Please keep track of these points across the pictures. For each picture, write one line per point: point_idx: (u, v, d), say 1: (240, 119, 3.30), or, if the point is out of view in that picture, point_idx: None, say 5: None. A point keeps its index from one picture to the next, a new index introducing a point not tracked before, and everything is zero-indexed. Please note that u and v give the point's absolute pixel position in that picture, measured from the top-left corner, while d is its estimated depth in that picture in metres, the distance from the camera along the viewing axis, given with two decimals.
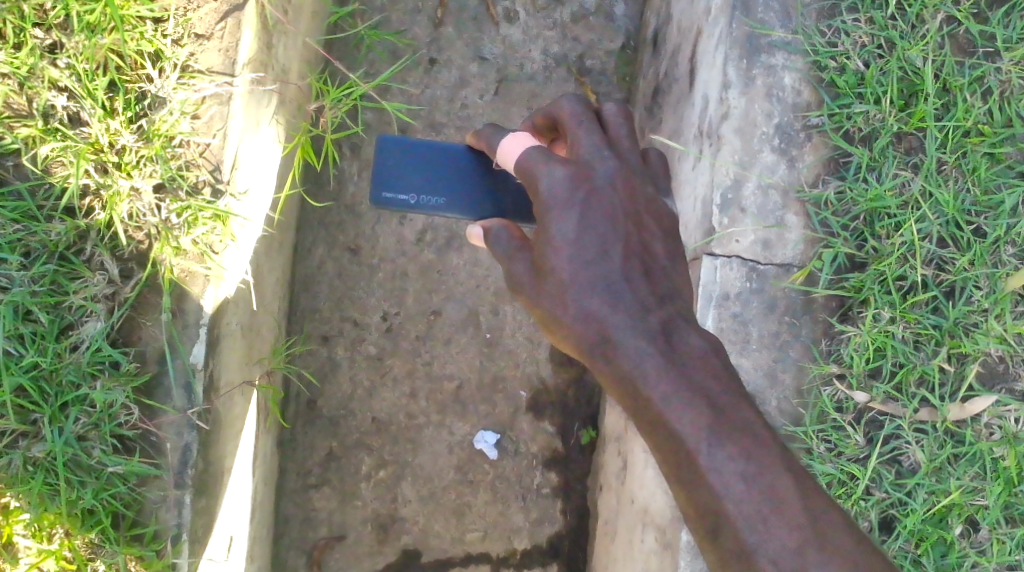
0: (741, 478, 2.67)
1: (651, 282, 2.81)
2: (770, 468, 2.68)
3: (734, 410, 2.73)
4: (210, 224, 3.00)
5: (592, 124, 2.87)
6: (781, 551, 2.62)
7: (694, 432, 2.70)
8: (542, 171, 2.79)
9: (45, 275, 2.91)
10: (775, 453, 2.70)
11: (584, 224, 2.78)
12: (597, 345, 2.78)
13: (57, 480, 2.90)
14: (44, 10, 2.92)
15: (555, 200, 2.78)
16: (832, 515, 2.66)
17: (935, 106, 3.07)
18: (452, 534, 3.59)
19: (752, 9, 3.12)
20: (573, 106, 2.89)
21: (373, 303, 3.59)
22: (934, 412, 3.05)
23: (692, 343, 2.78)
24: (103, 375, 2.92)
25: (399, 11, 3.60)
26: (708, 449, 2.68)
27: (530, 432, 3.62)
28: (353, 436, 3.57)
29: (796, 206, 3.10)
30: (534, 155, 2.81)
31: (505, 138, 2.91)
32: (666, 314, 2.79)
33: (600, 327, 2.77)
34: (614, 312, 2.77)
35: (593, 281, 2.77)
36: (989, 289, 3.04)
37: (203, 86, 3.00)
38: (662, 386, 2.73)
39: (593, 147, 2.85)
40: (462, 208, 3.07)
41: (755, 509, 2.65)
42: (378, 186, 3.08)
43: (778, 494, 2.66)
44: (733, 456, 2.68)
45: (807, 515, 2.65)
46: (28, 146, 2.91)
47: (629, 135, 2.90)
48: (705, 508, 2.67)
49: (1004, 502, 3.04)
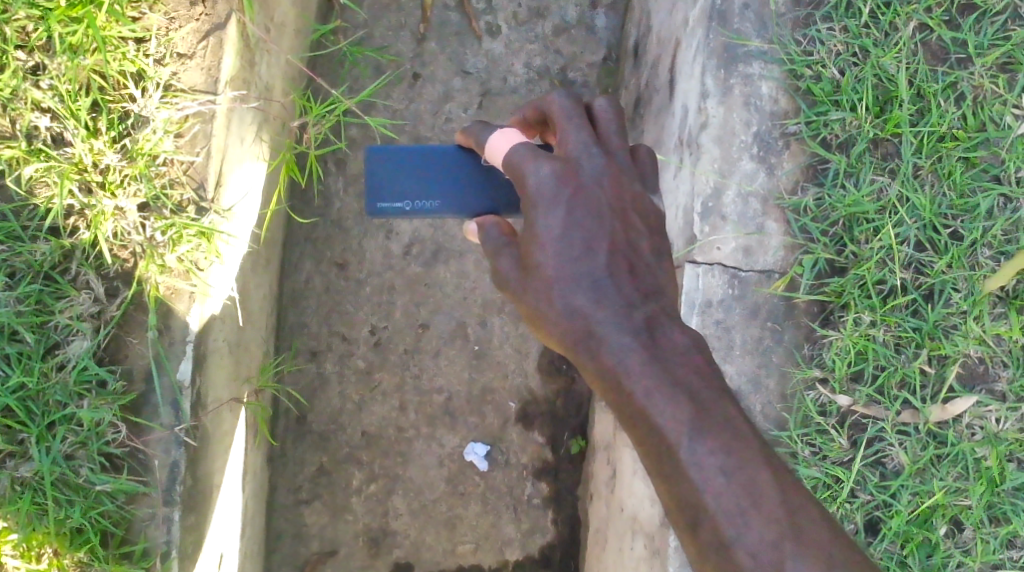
0: (720, 472, 2.66)
1: (636, 280, 2.81)
2: (750, 462, 2.67)
3: (716, 406, 2.72)
4: (194, 241, 3.02)
5: (582, 120, 2.87)
6: (758, 543, 2.62)
7: (675, 427, 2.69)
8: (530, 167, 2.81)
9: (31, 295, 2.94)
10: (756, 448, 2.69)
11: (570, 221, 2.79)
12: (581, 340, 2.78)
13: (44, 499, 2.93)
14: (26, 32, 2.96)
15: (543, 198, 2.79)
16: (809, 509, 2.67)
17: (910, 112, 3.10)
18: (444, 547, 3.61)
19: (729, 19, 3.15)
20: (561, 101, 2.89)
21: (361, 318, 3.61)
22: (916, 414, 3.08)
23: (676, 340, 2.77)
24: (90, 394, 2.95)
25: (382, 27, 3.63)
26: (689, 443, 2.68)
27: (520, 442, 3.64)
28: (343, 450, 3.59)
29: (776, 212, 3.13)
30: (522, 151, 2.83)
31: (493, 134, 2.93)
32: (650, 311, 2.79)
33: (585, 322, 2.77)
34: (599, 307, 2.78)
35: (578, 277, 2.78)
36: (967, 291, 3.07)
37: (186, 105, 3.02)
38: (645, 381, 2.73)
39: (582, 144, 2.85)
40: (458, 205, 3.09)
41: (734, 502, 2.65)
42: (372, 198, 3.12)
43: (757, 488, 2.66)
44: (714, 451, 2.67)
45: (785, 509, 2.65)
46: (12, 167, 2.94)
47: (618, 131, 2.90)
48: (686, 502, 2.67)
49: (988, 502, 3.07)
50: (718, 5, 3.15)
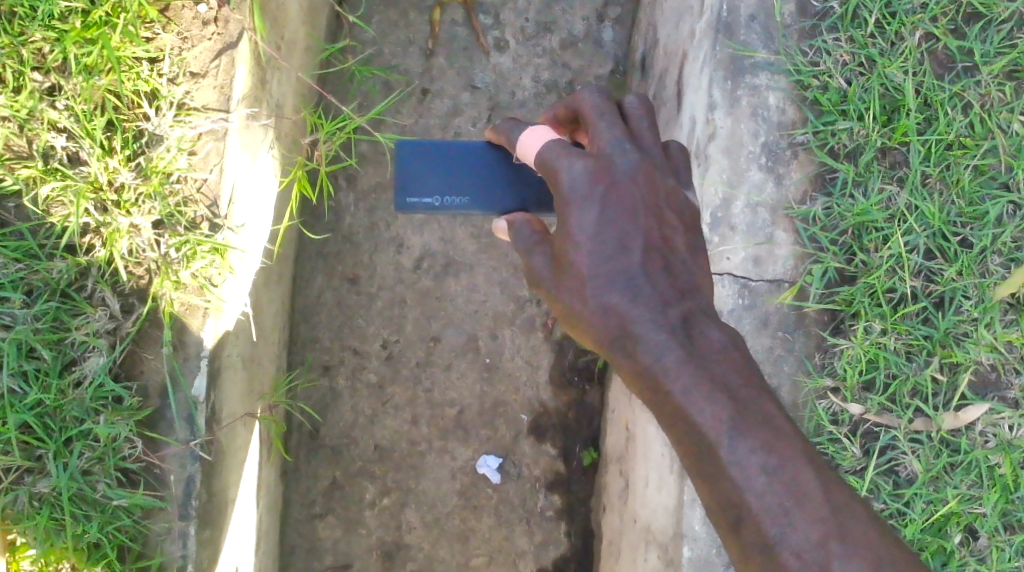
0: (762, 471, 2.66)
1: (672, 277, 2.81)
2: (792, 461, 2.68)
3: (755, 402, 2.72)
4: (208, 258, 3.04)
5: (613, 116, 2.89)
6: (803, 543, 2.63)
7: (715, 426, 2.69)
8: (564, 164, 2.83)
9: (47, 312, 2.96)
10: (799, 447, 2.69)
11: (603, 219, 2.80)
12: (617, 339, 2.78)
13: (62, 515, 2.95)
14: (42, 53, 2.99)
15: (576, 194, 2.81)
16: (854, 508, 2.67)
17: (917, 121, 3.12)
18: (458, 560, 3.62)
19: (735, 31, 3.17)
20: (593, 97, 2.92)
21: (372, 332, 3.63)
22: (929, 422, 3.09)
23: (712, 338, 2.78)
24: (107, 410, 2.97)
25: (390, 44, 3.66)
26: (730, 442, 2.68)
27: (532, 455, 3.65)
28: (356, 464, 3.61)
29: (785, 222, 3.15)
30: (555, 149, 2.86)
31: (523, 132, 2.98)
32: (686, 308, 2.80)
33: (620, 321, 2.78)
34: (635, 306, 2.78)
35: (614, 275, 2.79)
36: (978, 299, 3.09)
37: (199, 123, 3.04)
38: (683, 380, 2.73)
39: (615, 141, 2.86)
40: (485, 203, 3.13)
41: (778, 502, 2.65)
42: (401, 191, 3.15)
43: (799, 487, 2.66)
44: (755, 449, 2.68)
45: (829, 508, 2.65)
46: (29, 187, 2.98)
47: (650, 127, 2.91)
48: (727, 502, 2.67)
49: (1002, 510, 3.09)
50: (724, 18, 3.17)
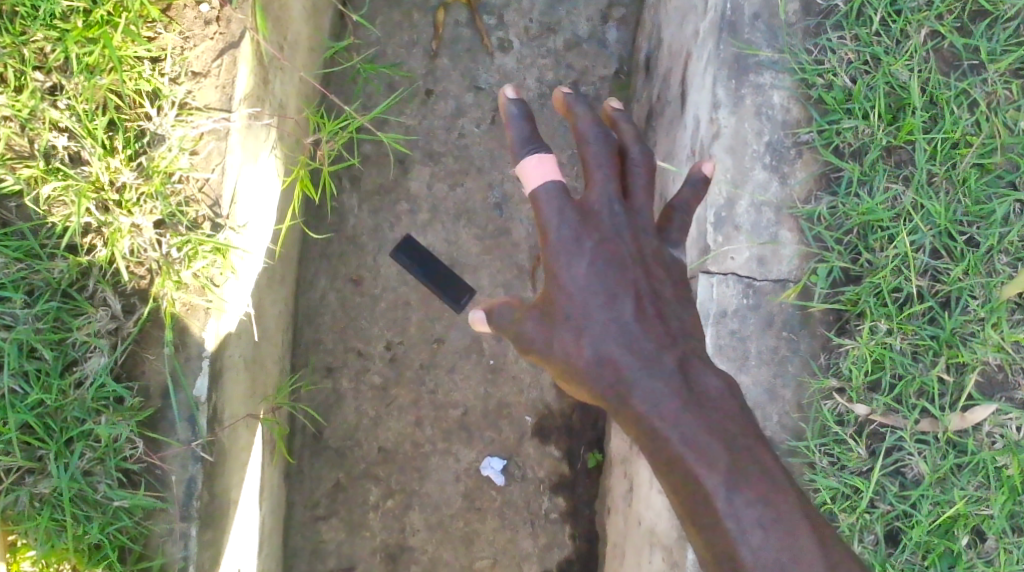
0: (757, 523, 2.64)
1: (666, 324, 2.80)
2: (789, 514, 2.65)
3: (751, 454, 2.70)
4: (210, 258, 3.03)
5: (613, 170, 2.85)
6: None
7: (711, 475, 2.67)
8: (553, 222, 2.81)
9: (48, 312, 2.95)
10: (794, 501, 2.67)
11: (593, 271, 2.79)
12: (612, 388, 2.77)
13: (63, 516, 2.94)
14: (44, 53, 2.98)
15: (565, 249, 2.80)
16: (849, 562, 2.65)
17: (923, 119, 3.10)
18: (462, 562, 3.60)
19: (738, 30, 3.15)
20: (598, 147, 2.86)
21: (376, 333, 3.61)
22: (935, 422, 3.07)
23: (708, 382, 2.76)
24: (108, 410, 2.95)
25: (395, 44, 3.65)
26: (726, 493, 2.65)
27: (536, 457, 3.63)
28: (360, 466, 3.59)
29: (789, 221, 3.13)
30: (552, 202, 2.81)
31: (529, 152, 2.83)
32: (681, 353, 2.78)
33: (615, 370, 2.76)
34: (629, 355, 2.76)
35: (608, 324, 2.78)
36: (985, 298, 3.07)
37: (201, 122, 3.03)
38: (679, 428, 2.71)
39: (608, 197, 2.84)
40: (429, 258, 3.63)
41: (773, 557, 2.62)
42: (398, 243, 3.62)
43: (796, 542, 2.63)
44: (750, 501, 2.65)
45: (825, 561, 2.63)
46: (30, 186, 2.96)
47: (645, 186, 2.89)
48: (721, 555, 2.64)
49: (1010, 511, 3.06)
50: (728, 16, 3.16)
